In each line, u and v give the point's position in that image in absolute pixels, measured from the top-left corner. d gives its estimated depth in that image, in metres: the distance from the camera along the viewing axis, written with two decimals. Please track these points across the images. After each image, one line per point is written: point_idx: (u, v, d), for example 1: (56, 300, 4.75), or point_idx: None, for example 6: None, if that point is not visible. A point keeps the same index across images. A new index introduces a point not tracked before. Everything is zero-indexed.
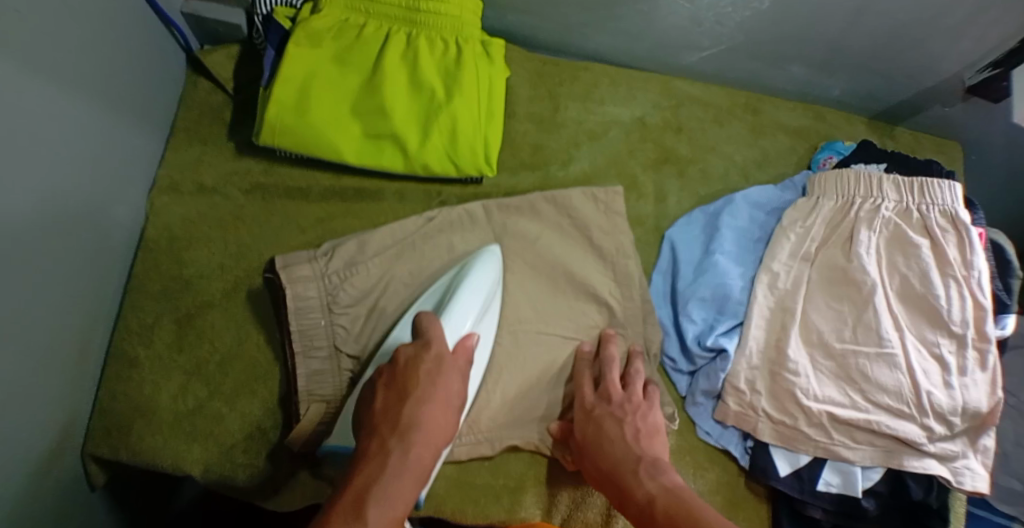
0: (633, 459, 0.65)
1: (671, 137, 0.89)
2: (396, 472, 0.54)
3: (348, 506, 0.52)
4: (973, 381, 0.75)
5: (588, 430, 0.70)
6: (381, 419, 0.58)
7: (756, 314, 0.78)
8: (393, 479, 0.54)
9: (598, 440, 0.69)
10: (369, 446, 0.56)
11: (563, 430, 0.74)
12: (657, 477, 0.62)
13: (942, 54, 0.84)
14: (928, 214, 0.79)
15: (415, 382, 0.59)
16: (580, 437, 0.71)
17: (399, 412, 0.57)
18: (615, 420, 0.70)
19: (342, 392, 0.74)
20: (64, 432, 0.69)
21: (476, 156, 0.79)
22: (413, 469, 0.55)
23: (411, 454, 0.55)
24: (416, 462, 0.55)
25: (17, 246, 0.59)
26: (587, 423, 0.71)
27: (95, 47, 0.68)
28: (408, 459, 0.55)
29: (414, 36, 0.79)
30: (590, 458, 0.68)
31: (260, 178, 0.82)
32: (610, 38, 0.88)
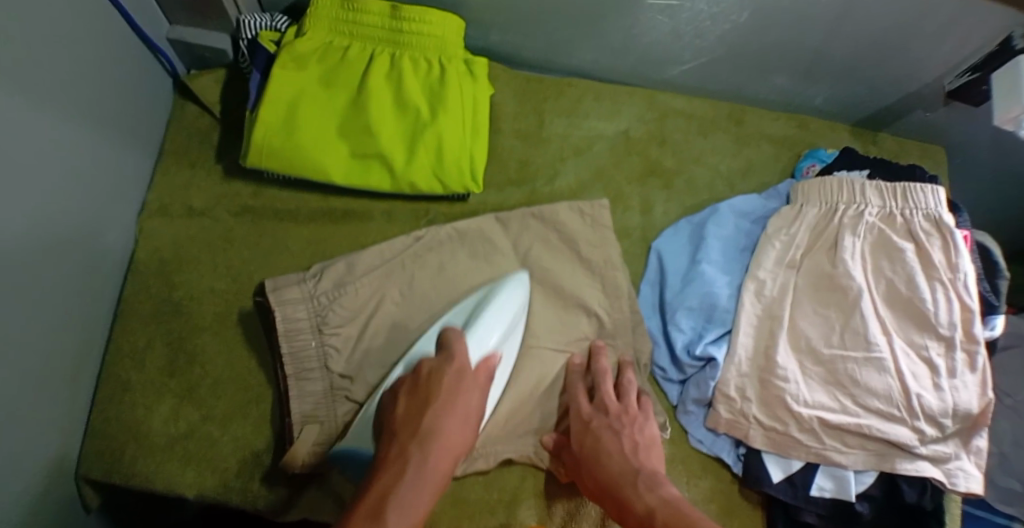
0: (631, 473, 0.65)
1: (656, 149, 0.90)
2: (418, 475, 0.56)
3: (369, 510, 0.53)
4: (963, 383, 0.76)
5: (586, 441, 0.70)
6: (400, 427, 0.60)
7: (744, 321, 0.78)
8: (415, 479, 0.56)
9: (597, 453, 0.68)
10: (390, 452, 0.59)
11: (559, 445, 0.74)
12: (655, 489, 0.62)
13: (920, 61, 0.85)
14: (912, 218, 0.79)
15: (438, 391, 0.62)
16: (579, 449, 0.71)
17: (421, 417, 0.60)
18: (613, 433, 0.70)
19: (337, 417, 0.74)
20: (57, 459, 0.70)
21: (462, 173, 0.80)
22: (431, 475, 0.57)
23: (430, 459, 0.58)
24: (437, 464, 0.58)
25: (7, 278, 0.60)
26: (585, 436, 0.71)
27: (81, 77, 0.69)
28: (428, 465, 0.57)
29: (398, 56, 0.80)
30: (589, 468, 0.68)
31: (249, 200, 0.82)
32: (592, 53, 0.89)
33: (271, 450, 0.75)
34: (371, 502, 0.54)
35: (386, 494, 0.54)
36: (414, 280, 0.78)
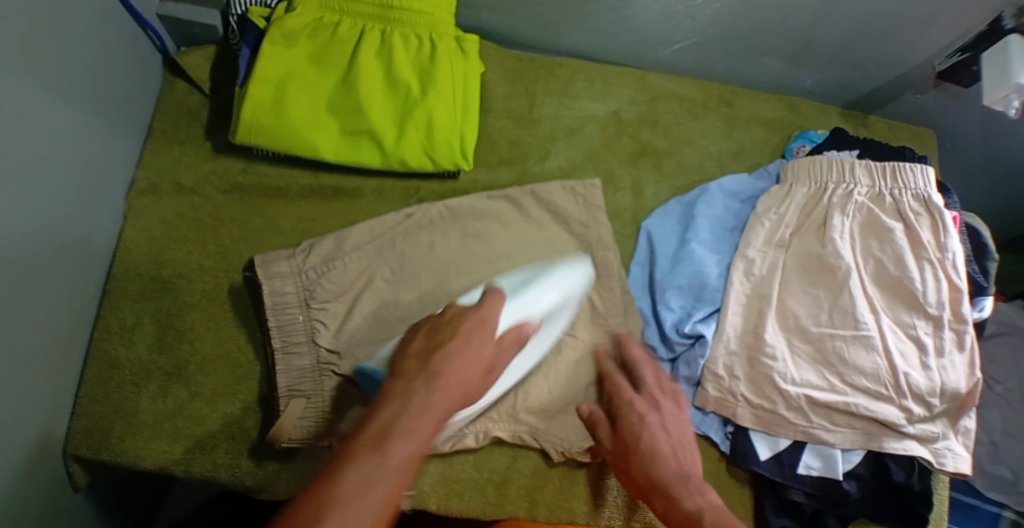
0: (681, 474, 0.63)
1: (647, 130, 0.90)
2: (426, 409, 0.52)
3: (372, 440, 0.49)
4: (951, 362, 0.76)
5: (637, 431, 0.67)
6: (409, 363, 0.56)
7: (732, 300, 0.78)
8: (415, 417, 0.51)
9: (648, 449, 0.65)
10: (394, 386, 0.54)
11: (602, 425, 0.71)
12: (704, 493, 0.61)
13: (910, 42, 0.86)
14: (901, 199, 0.79)
15: (453, 336, 0.58)
16: (626, 440, 0.67)
17: (437, 355, 0.56)
18: (664, 431, 0.66)
19: (324, 389, 0.74)
20: (45, 434, 0.69)
21: (453, 150, 0.80)
22: (437, 413, 0.52)
23: (436, 395, 0.53)
24: (444, 400, 0.53)
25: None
26: (636, 428, 0.67)
27: (71, 50, 0.68)
28: (430, 403, 0.52)
29: (389, 33, 0.80)
30: (639, 459, 0.65)
31: (238, 178, 0.82)
32: (583, 34, 0.89)
33: (260, 429, 0.75)
34: (374, 432, 0.49)
35: (390, 426, 0.50)
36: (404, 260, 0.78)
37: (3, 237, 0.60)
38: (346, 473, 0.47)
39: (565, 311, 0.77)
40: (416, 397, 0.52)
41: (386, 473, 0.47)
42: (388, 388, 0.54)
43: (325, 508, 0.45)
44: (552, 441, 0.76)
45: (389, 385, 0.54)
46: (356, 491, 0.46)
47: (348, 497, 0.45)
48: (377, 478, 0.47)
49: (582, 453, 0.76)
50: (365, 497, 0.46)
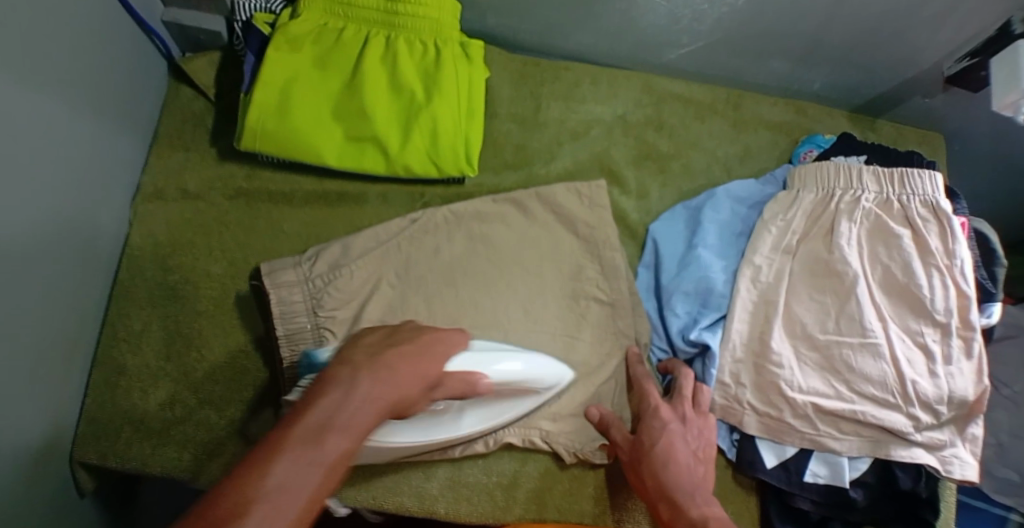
0: (690, 481, 0.65)
1: (653, 133, 0.89)
2: (367, 402, 0.48)
3: (309, 428, 0.44)
4: (959, 369, 0.75)
5: (657, 433, 0.69)
6: (356, 354, 0.52)
7: (739, 307, 0.78)
8: (359, 410, 0.47)
9: (664, 451, 0.67)
10: (338, 374, 0.49)
11: (620, 425, 0.73)
12: (709, 503, 0.63)
13: (919, 45, 0.85)
14: (909, 205, 0.78)
15: (405, 343, 0.55)
16: (644, 440, 0.70)
17: (388, 354, 0.53)
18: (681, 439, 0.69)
19: None
20: (53, 440, 0.70)
21: (458, 156, 0.79)
22: (373, 408, 0.48)
23: (377, 389, 0.49)
24: (387, 396, 0.50)
25: (4, 257, 0.60)
26: (656, 431, 0.70)
27: (75, 57, 0.69)
28: (374, 397, 0.49)
29: (393, 38, 0.79)
30: (651, 459, 0.68)
31: (243, 184, 0.82)
32: (589, 37, 0.88)
33: (268, 435, 0.75)
34: (311, 420, 0.44)
35: (328, 415, 0.45)
36: (415, 266, 0.78)
37: (10, 244, 0.60)
38: (277, 459, 0.41)
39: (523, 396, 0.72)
40: (357, 387, 0.48)
41: (317, 466, 0.42)
42: (331, 377, 0.49)
43: (247, 499, 0.39)
44: (564, 445, 0.76)
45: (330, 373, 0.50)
46: (282, 483, 0.40)
47: (273, 487, 0.40)
48: (318, 463, 0.42)
49: (594, 454, 0.76)
50: (292, 491, 0.41)
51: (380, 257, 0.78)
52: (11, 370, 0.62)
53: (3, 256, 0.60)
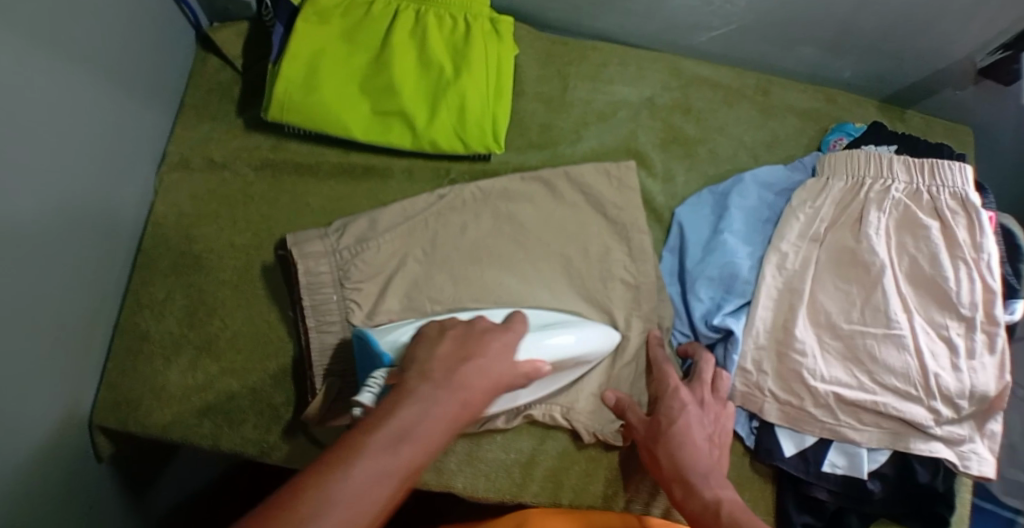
0: (706, 465, 0.66)
1: (680, 118, 0.89)
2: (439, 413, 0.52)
3: (383, 442, 0.48)
4: (982, 364, 0.75)
5: (674, 414, 0.70)
6: (437, 361, 0.56)
7: (764, 294, 0.77)
8: (430, 423, 0.51)
9: (680, 432, 0.68)
10: (416, 384, 0.53)
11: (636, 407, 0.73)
12: (722, 487, 0.64)
13: (955, 34, 0.83)
14: (938, 196, 0.78)
15: (484, 350, 0.58)
16: (661, 421, 0.70)
17: (465, 365, 0.56)
18: (698, 421, 0.70)
19: None
20: (73, 403, 0.70)
21: (484, 133, 0.79)
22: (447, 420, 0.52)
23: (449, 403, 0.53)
24: (461, 409, 0.53)
25: (30, 216, 0.60)
26: (673, 413, 0.70)
27: (105, 21, 0.68)
28: (446, 410, 0.52)
29: (423, 12, 0.79)
30: (668, 440, 0.68)
31: (270, 154, 0.82)
32: (619, 17, 0.88)
33: (289, 407, 0.75)
34: (387, 432, 0.49)
35: (405, 429, 0.50)
36: (439, 242, 0.78)
37: (34, 203, 0.60)
38: (354, 464, 0.47)
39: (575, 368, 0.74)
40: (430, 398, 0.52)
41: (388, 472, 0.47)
42: (408, 385, 0.54)
43: (318, 506, 0.44)
44: (585, 424, 0.76)
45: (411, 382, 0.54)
46: (356, 487, 0.46)
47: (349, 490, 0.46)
48: (386, 476, 0.47)
49: (613, 436, 0.76)
50: (366, 495, 0.46)
51: (405, 233, 0.77)
52: (34, 329, 0.62)
53: (28, 215, 0.60)
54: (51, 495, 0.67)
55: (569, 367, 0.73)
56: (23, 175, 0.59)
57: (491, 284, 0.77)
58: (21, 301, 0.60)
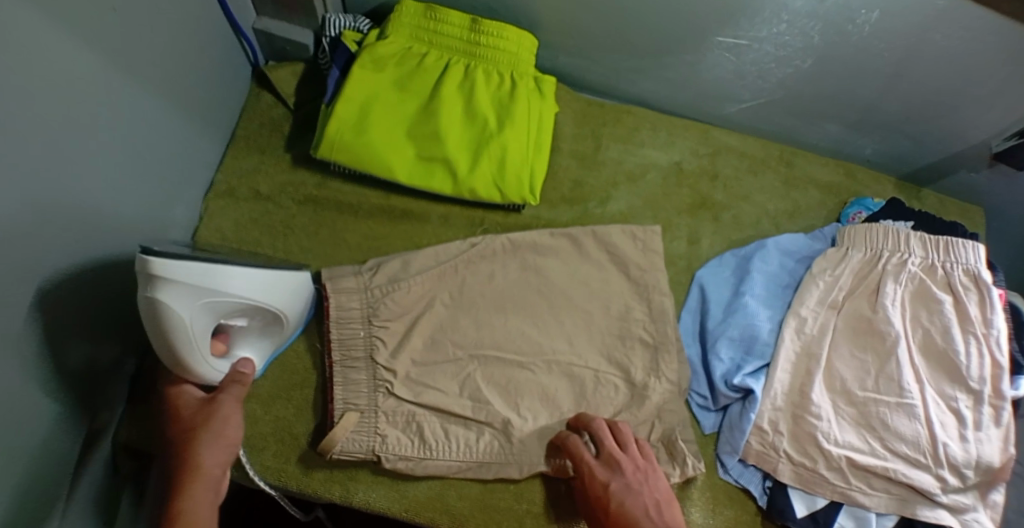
0: None
1: (707, 184, 0.93)
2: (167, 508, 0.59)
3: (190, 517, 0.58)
4: (987, 436, 0.77)
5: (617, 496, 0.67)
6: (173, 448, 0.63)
7: (783, 357, 0.80)
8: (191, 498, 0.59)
9: (622, 498, 0.67)
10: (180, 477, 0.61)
11: (594, 465, 0.70)
12: None
13: (972, 122, 0.88)
14: (952, 272, 0.81)
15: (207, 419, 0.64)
16: (613, 500, 0.67)
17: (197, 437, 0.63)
18: (652, 499, 0.67)
19: (377, 404, 0.75)
20: (93, 416, 0.71)
21: (522, 185, 0.82)
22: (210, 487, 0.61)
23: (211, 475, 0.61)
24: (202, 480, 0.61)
25: (80, 230, 0.63)
26: (628, 491, 0.67)
27: (173, 50, 0.72)
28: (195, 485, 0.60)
29: (472, 68, 0.83)
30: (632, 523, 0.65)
31: (313, 191, 0.85)
32: (656, 85, 0.92)
33: (309, 436, 0.75)
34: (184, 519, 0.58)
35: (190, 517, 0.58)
36: (468, 286, 0.81)
37: (84, 217, 0.63)
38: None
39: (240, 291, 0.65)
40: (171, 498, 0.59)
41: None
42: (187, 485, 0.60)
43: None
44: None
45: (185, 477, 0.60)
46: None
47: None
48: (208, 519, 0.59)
49: None
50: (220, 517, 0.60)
51: (434, 276, 0.80)
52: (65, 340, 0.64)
53: (75, 228, 0.62)
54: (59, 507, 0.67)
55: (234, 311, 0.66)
56: (79, 191, 0.62)
57: (512, 334, 0.80)
58: (59, 311, 0.62)
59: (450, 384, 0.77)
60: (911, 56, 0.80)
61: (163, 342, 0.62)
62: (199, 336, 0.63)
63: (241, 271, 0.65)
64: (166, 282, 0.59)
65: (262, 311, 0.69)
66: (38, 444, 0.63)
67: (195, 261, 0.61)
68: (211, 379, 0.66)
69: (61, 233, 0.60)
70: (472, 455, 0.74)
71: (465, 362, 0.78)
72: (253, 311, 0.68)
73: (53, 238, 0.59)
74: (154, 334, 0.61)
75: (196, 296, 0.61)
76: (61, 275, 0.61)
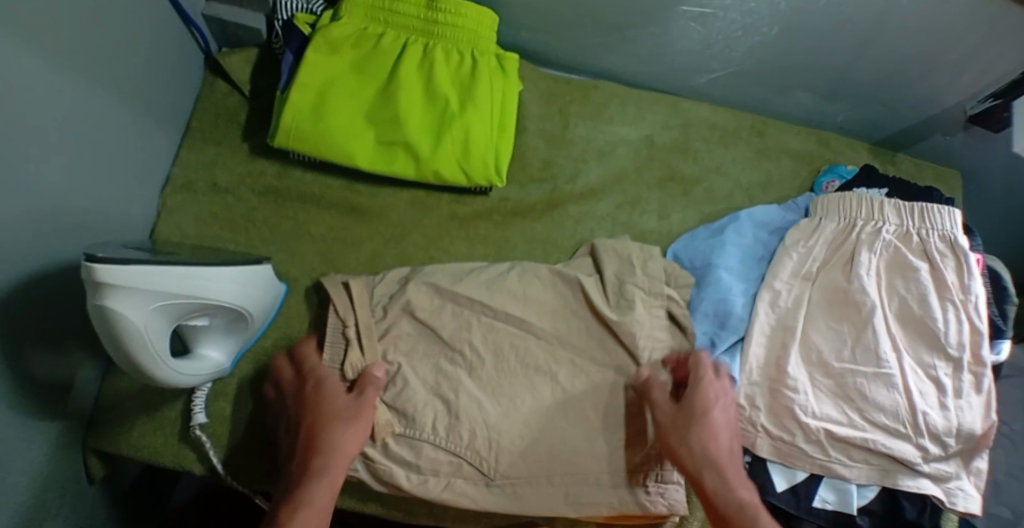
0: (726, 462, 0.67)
1: (678, 157, 0.91)
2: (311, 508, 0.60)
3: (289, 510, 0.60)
4: (968, 403, 0.76)
5: (709, 403, 0.68)
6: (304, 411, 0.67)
7: (757, 330, 0.79)
8: (318, 483, 0.62)
9: (713, 430, 0.67)
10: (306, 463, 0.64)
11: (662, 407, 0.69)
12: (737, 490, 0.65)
13: (944, 84, 0.87)
14: (928, 239, 0.80)
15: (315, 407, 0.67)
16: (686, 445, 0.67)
17: (316, 439, 0.65)
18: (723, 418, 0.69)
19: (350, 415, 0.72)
20: (60, 422, 0.70)
21: (487, 165, 0.80)
22: (351, 450, 0.65)
23: (349, 436, 0.65)
24: (353, 444, 0.65)
25: (25, 233, 0.61)
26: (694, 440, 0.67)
27: (118, 42, 0.70)
28: (330, 468, 0.63)
29: (430, 47, 0.81)
30: (707, 448, 0.66)
31: (273, 181, 0.82)
32: (622, 57, 0.90)
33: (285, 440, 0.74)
34: (292, 502, 0.61)
35: (303, 502, 0.61)
36: (456, 308, 0.76)
37: (28, 218, 0.61)
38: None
39: (199, 290, 0.63)
40: (319, 484, 0.62)
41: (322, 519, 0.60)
42: (312, 457, 0.64)
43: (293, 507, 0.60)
44: (565, 489, 0.72)
45: (310, 445, 0.64)
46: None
47: None
48: (323, 482, 0.62)
49: None
50: (324, 503, 0.61)
51: (421, 304, 0.76)
52: (19, 348, 0.62)
53: (19, 230, 0.60)
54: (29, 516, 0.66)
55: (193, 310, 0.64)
56: (21, 191, 0.60)
57: (518, 357, 0.75)
58: (11, 319, 0.60)
59: (431, 413, 0.72)
60: (881, 19, 0.78)
61: (118, 348, 0.59)
62: (156, 340, 0.61)
63: (196, 271, 0.62)
64: (114, 286, 0.56)
65: (225, 309, 0.67)
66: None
67: (142, 263, 0.58)
68: (172, 379, 0.64)
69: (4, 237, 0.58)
70: (449, 446, 0.71)
71: (449, 386, 0.73)
72: (215, 310, 0.66)
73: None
74: (109, 339, 0.59)
75: (148, 302, 0.58)
76: (7, 280, 0.59)
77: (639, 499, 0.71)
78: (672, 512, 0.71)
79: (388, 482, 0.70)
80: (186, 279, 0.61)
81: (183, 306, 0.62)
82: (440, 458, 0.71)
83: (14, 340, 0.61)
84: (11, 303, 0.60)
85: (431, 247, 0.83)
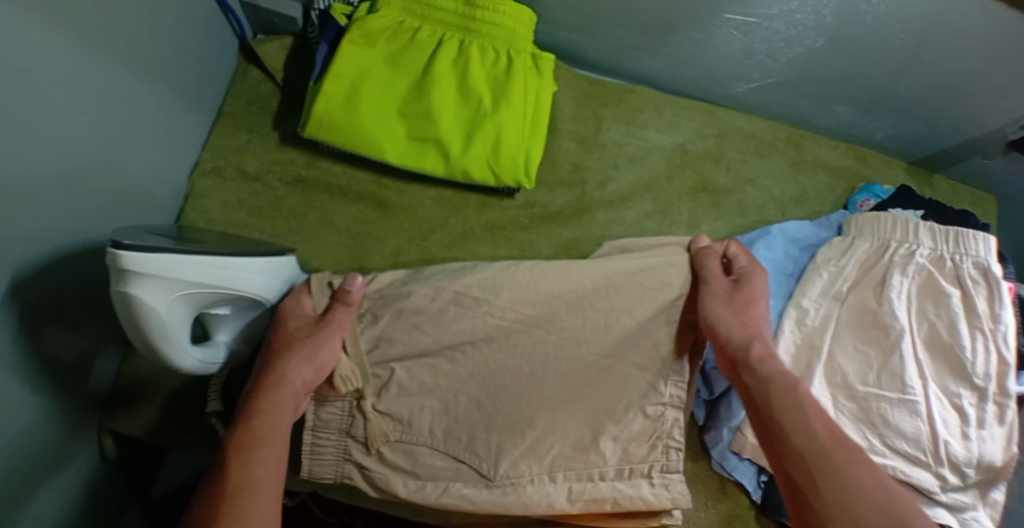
0: (754, 339, 0.69)
1: (710, 166, 0.89)
2: (262, 429, 0.62)
3: (240, 433, 0.62)
4: (990, 435, 0.75)
5: (754, 292, 0.72)
6: (273, 329, 0.69)
7: (782, 349, 0.78)
8: (274, 415, 0.64)
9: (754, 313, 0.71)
10: (260, 388, 0.65)
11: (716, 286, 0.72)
12: (763, 367, 0.67)
13: (988, 108, 0.85)
14: (961, 265, 0.78)
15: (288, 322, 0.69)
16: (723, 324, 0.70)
17: (276, 355, 0.67)
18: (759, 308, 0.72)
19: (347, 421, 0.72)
20: (80, 402, 0.70)
21: (517, 167, 0.79)
22: (302, 384, 0.66)
23: (302, 370, 0.66)
24: (310, 368, 0.67)
25: (55, 215, 0.61)
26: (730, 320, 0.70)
27: (154, 25, 0.69)
28: (283, 396, 0.65)
29: (467, 44, 0.80)
30: (756, 344, 0.69)
31: (303, 171, 0.82)
32: (660, 63, 0.89)
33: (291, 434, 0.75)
34: (241, 426, 0.63)
35: (255, 428, 0.62)
36: (457, 308, 0.73)
37: (59, 200, 0.61)
38: (234, 465, 0.60)
39: (223, 279, 0.63)
40: (272, 416, 0.63)
41: (271, 449, 0.61)
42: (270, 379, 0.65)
43: (246, 426, 0.62)
44: (567, 486, 0.72)
45: (270, 370, 0.66)
46: (242, 478, 0.59)
47: (236, 486, 0.59)
48: (278, 405, 0.64)
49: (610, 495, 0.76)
50: (278, 432, 0.63)
51: (420, 306, 0.73)
52: (45, 328, 0.62)
53: (49, 213, 0.60)
54: (46, 492, 0.67)
55: (215, 299, 0.64)
56: (55, 174, 0.60)
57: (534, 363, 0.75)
58: (37, 299, 0.61)
59: (427, 419, 0.72)
60: (928, 38, 0.76)
61: (139, 334, 0.59)
62: (176, 327, 0.61)
63: (222, 261, 0.62)
64: (140, 275, 0.56)
65: (246, 299, 0.67)
66: (17, 432, 0.62)
67: (166, 251, 0.57)
68: (191, 367, 0.64)
69: (34, 218, 0.58)
70: (447, 451, 0.72)
71: (448, 388, 0.73)
72: (237, 300, 0.66)
73: (21, 223, 0.57)
74: (130, 325, 0.59)
75: (170, 289, 0.58)
76: (34, 261, 0.59)
77: (645, 492, 0.71)
78: (675, 505, 0.71)
79: (384, 489, 0.71)
80: (209, 268, 0.61)
81: (205, 295, 0.62)
82: (437, 464, 0.71)
83: (40, 320, 0.62)
84: (39, 283, 0.60)
85: (455, 247, 0.82)
